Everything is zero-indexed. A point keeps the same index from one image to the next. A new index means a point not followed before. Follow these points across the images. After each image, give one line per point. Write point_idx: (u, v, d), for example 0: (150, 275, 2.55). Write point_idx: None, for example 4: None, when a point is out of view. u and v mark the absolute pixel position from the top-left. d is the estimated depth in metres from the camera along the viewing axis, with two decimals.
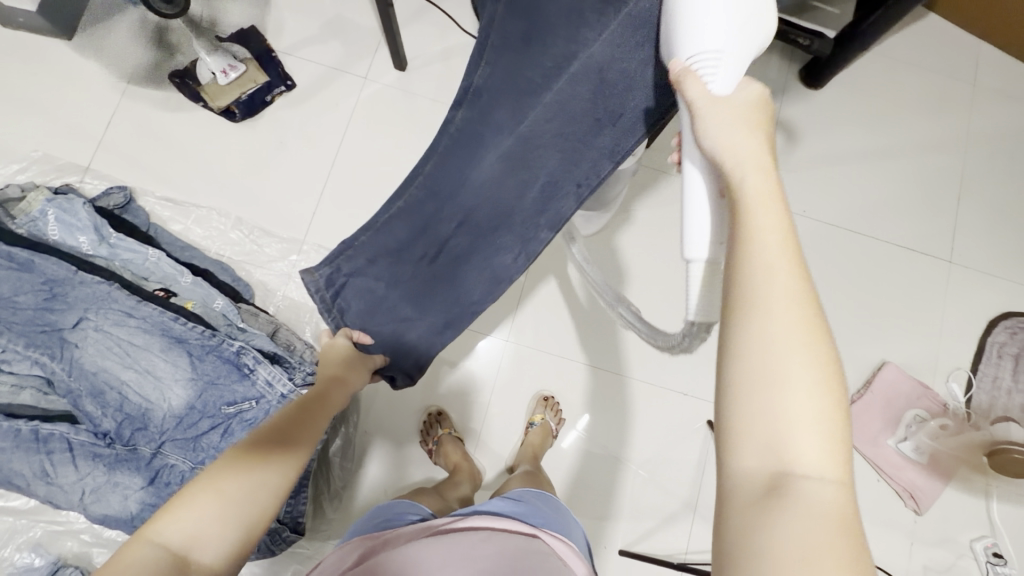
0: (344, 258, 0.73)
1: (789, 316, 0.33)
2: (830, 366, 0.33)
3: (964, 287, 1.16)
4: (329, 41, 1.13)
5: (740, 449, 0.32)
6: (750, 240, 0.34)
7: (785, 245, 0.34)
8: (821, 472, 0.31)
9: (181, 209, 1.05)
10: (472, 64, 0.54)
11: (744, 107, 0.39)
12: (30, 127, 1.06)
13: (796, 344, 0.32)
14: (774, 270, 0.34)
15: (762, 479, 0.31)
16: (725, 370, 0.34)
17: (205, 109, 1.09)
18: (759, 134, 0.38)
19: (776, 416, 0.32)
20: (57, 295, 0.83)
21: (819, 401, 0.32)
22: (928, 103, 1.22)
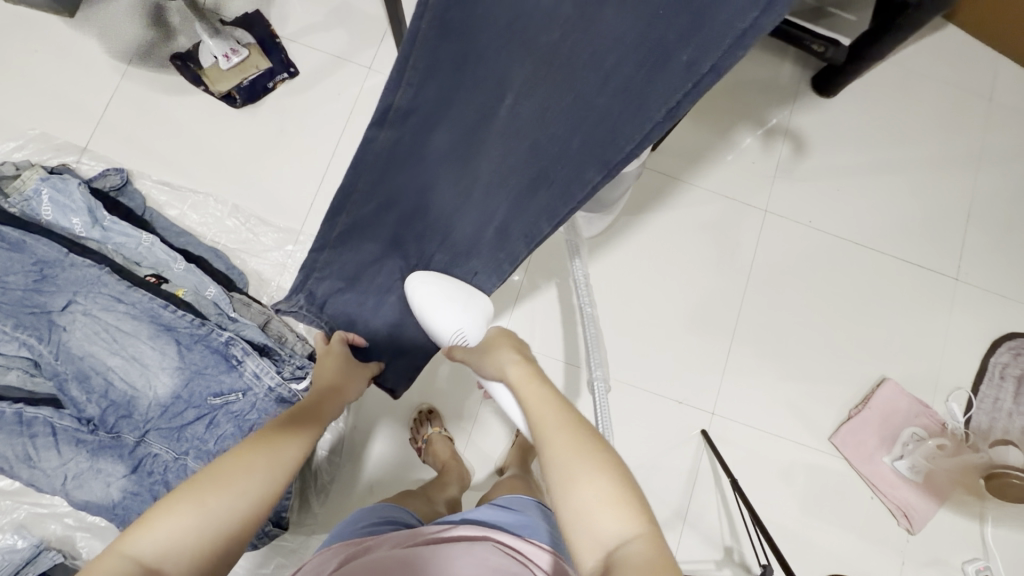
0: (311, 279, 0.68)
1: (565, 440, 0.51)
2: (609, 459, 0.49)
3: (969, 305, 1.14)
4: (333, 29, 1.11)
5: (570, 539, 0.46)
6: (527, 405, 0.57)
7: (551, 403, 0.56)
8: (629, 532, 0.44)
9: (178, 194, 1.04)
10: (390, 82, 0.47)
11: (495, 337, 0.70)
12: (28, 105, 1.04)
13: (571, 456, 0.49)
14: (553, 414, 0.54)
15: (596, 565, 0.44)
16: (551, 485, 0.49)
17: (206, 94, 1.07)
18: (513, 354, 0.65)
19: (587, 505, 0.46)
20: (47, 276, 0.82)
21: (611, 482, 0.47)
22: (941, 116, 1.19)
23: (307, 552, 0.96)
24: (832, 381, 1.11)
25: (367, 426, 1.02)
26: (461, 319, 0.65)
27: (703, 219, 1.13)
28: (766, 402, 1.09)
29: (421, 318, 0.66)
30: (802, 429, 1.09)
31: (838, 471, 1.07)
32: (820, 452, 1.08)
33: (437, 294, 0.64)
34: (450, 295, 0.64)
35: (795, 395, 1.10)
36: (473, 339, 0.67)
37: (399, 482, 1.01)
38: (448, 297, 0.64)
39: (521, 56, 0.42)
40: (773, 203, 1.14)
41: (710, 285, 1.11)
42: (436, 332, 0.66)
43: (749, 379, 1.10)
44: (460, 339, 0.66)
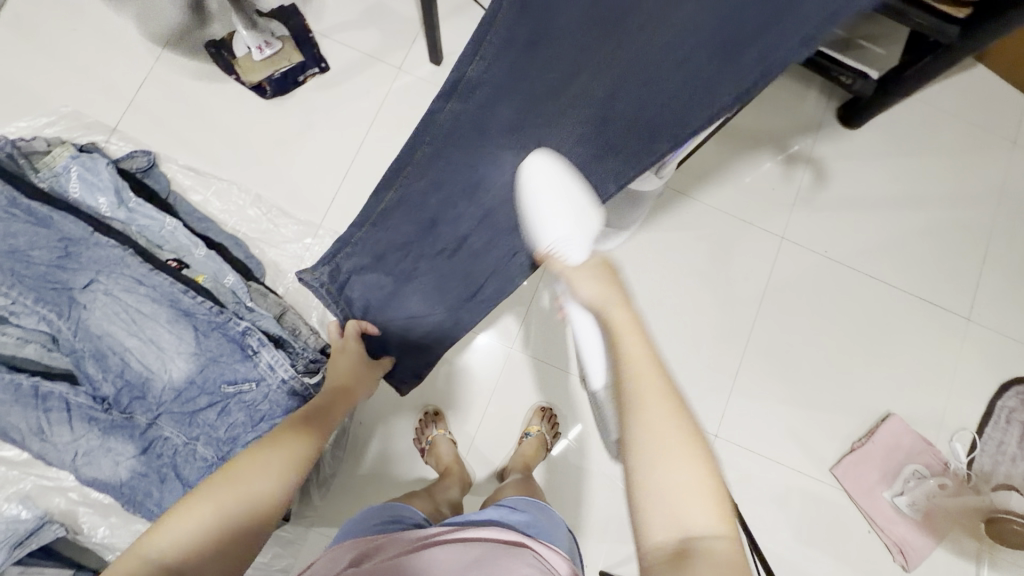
0: (341, 256, 0.72)
1: (667, 416, 0.47)
2: (696, 436, 0.47)
3: (979, 346, 1.14)
4: (367, 28, 1.13)
5: (652, 517, 0.45)
6: (624, 344, 0.50)
7: (653, 359, 0.49)
8: (711, 529, 0.44)
9: (202, 180, 1.05)
10: (465, 54, 0.47)
11: (594, 267, 0.56)
12: (63, 82, 1.06)
13: (675, 436, 0.46)
14: (651, 367, 0.48)
15: (667, 545, 0.43)
16: (630, 458, 0.47)
17: (237, 83, 1.09)
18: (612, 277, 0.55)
19: (671, 491, 0.45)
20: (72, 254, 0.83)
21: (698, 472, 0.45)
22: (964, 155, 1.19)
23: (305, 543, 0.97)
24: (837, 412, 1.11)
25: (371, 422, 1.03)
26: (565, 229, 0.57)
27: (719, 241, 1.13)
28: (769, 428, 1.09)
29: (529, 206, 0.58)
30: (804, 457, 1.09)
31: (837, 502, 1.07)
32: (820, 482, 1.08)
33: (541, 187, 0.57)
34: (558, 184, 0.56)
35: (799, 423, 1.10)
36: (577, 254, 0.56)
37: (402, 480, 1.02)
38: (564, 187, 0.57)
39: (586, 40, 0.44)
40: (791, 230, 1.15)
41: (721, 307, 1.12)
42: (540, 232, 0.58)
43: (754, 404, 1.10)
44: (562, 248, 0.57)
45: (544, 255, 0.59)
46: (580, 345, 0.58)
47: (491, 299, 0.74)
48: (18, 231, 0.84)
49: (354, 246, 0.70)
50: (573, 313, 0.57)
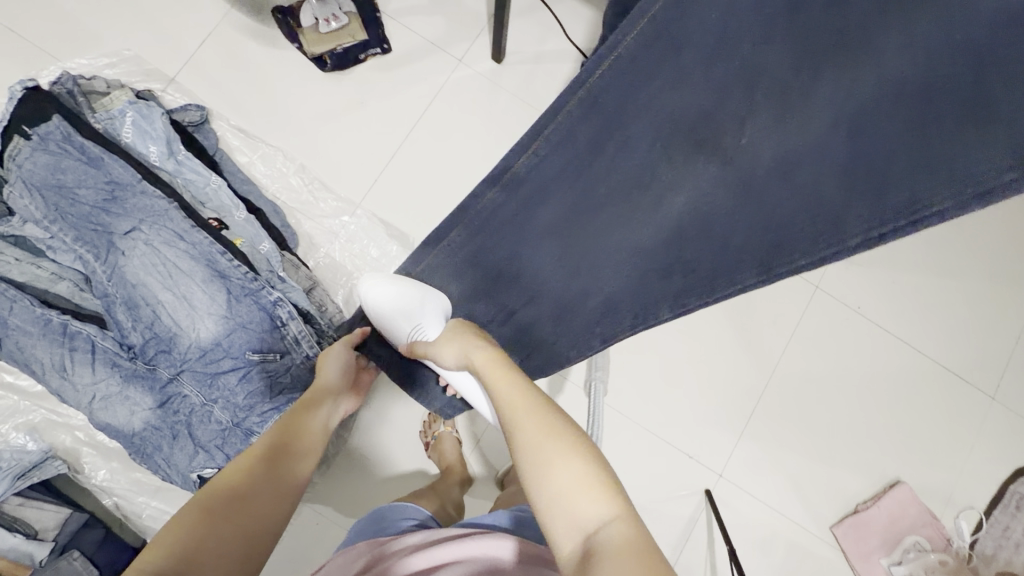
0: None
1: (536, 427, 0.52)
2: (573, 437, 0.51)
3: (998, 426, 1.12)
4: (433, 15, 1.12)
5: (552, 523, 0.47)
6: (493, 376, 0.59)
7: (520, 382, 0.57)
8: (608, 517, 0.46)
9: (250, 142, 1.05)
10: (518, 149, 0.68)
11: (455, 328, 0.67)
12: (127, 25, 1.06)
13: (550, 442, 0.51)
14: (519, 393, 0.56)
15: (573, 548, 0.45)
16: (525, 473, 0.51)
17: (298, 51, 1.08)
18: (470, 332, 0.66)
19: (562, 493, 0.48)
20: (116, 199, 0.83)
21: (580, 469, 0.49)
22: (1015, 232, 1.17)
23: (298, 518, 0.97)
24: (845, 471, 1.09)
25: (380, 410, 1.02)
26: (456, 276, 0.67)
27: (752, 281, 1.12)
28: (775, 475, 1.08)
29: (378, 321, 0.72)
30: (806, 511, 1.07)
31: (832, 561, 1.06)
32: (818, 538, 1.07)
33: (390, 293, 0.70)
34: (402, 293, 0.70)
35: (805, 476, 1.09)
36: (431, 331, 0.68)
37: (402, 470, 1.02)
38: (409, 292, 0.70)
39: (658, 148, 0.66)
40: (826, 281, 1.13)
41: (743, 347, 1.11)
42: (391, 334, 0.71)
43: (762, 449, 1.09)
44: (416, 334, 0.68)
45: (406, 351, 0.70)
46: (472, 400, 0.70)
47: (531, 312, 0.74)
48: (68, 168, 0.83)
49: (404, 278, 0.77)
50: (454, 375, 0.68)
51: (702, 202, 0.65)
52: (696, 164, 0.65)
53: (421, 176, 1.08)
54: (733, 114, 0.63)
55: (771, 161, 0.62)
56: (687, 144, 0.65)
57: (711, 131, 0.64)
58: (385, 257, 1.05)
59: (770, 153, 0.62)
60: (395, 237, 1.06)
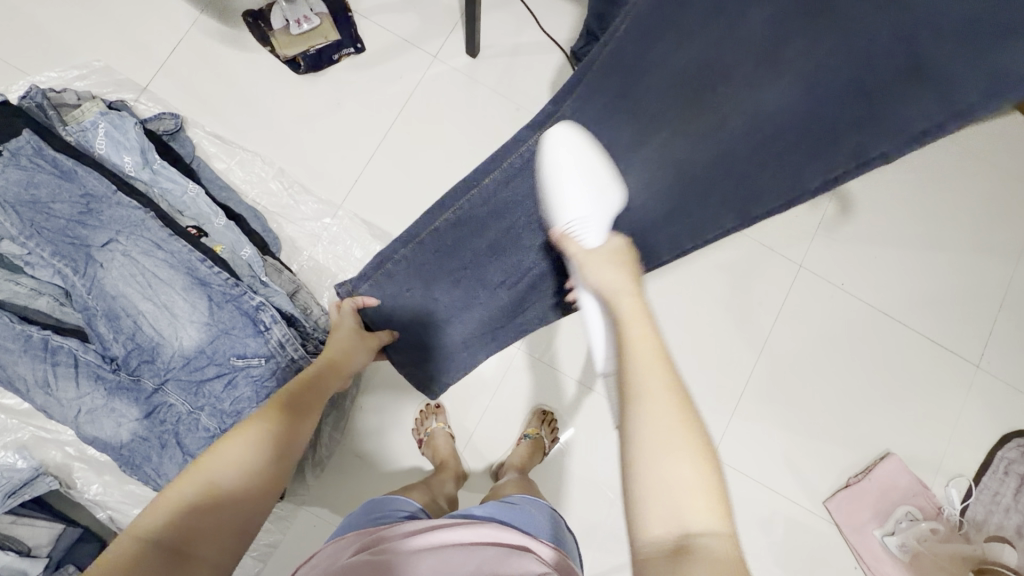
0: (382, 275, 0.76)
1: (669, 408, 0.44)
2: (700, 433, 0.44)
3: (984, 394, 1.14)
4: (406, 13, 1.12)
5: (646, 513, 0.42)
6: (627, 325, 0.50)
7: (657, 354, 0.47)
8: (712, 528, 0.40)
9: (227, 149, 1.05)
10: (543, 111, 0.52)
11: (612, 252, 0.57)
12: (97, 36, 1.05)
13: (670, 425, 0.44)
14: (655, 362, 0.46)
15: (666, 542, 0.40)
16: (633, 447, 0.44)
17: (271, 55, 1.08)
18: (619, 265, 0.56)
19: (666, 483, 0.42)
20: (92, 211, 0.82)
21: (697, 468, 0.42)
22: (993, 203, 1.18)
23: (295, 521, 0.98)
24: (836, 446, 1.11)
25: (371, 406, 1.03)
26: (586, 207, 0.55)
27: (736, 263, 1.13)
28: (767, 453, 1.09)
29: (545, 165, 0.53)
30: (799, 488, 1.09)
31: (827, 535, 1.07)
32: (812, 513, 1.08)
33: (585, 168, 0.53)
34: (591, 166, 0.53)
35: (796, 452, 1.10)
36: (594, 239, 0.56)
37: (396, 469, 1.02)
38: (579, 162, 0.53)
39: (676, 97, 0.46)
40: (809, 259, 1.14)
41: (729, 330, 1.11)
42: (555, 211, 0.56)
43: (754, 429, 1.10)
44: (579, 230, 0.56)
45: (557, 237, 0.58)
46: (590, 333, 0.57)
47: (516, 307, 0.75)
48: (41, 183, 0.82)
49: (394, 266, 0.73)
50: (583, 295, 0.57)
51: (659, 183, 0.53)
52: (692, 116, 0.45)
53: (401, 174, 1.08)
54: (782, 29, 0.37)
55: (741, 123, 0.43)
56: (693, 99, 0.45)
57: (717, 79, 0.42)
58: (369, 257, 1.05)
59: (764, 109, 0.41)
60: (378, 237, 1.06)
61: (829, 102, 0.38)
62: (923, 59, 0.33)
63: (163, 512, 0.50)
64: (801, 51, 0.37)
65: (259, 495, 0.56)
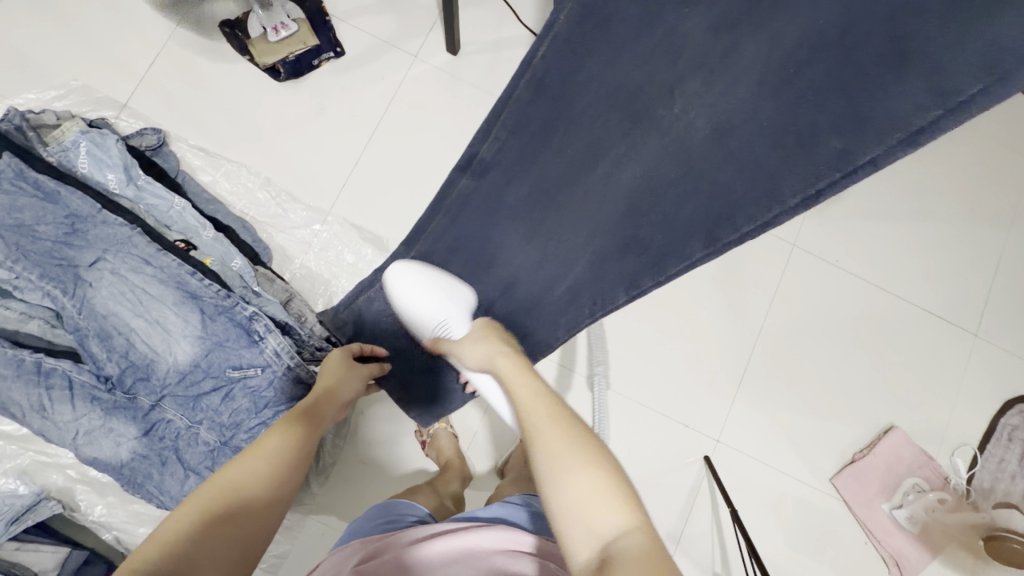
0: (369, 292, 0.79)
1: (557, 437, 0.51)
2: (601, 453, 0.50)
3: (983, 361, 1.14)
4: (384, 14, 1.11)
5: (565, 531, 0.47)
6: (517, 388, 0.57)
7: (536, 396, 0.56)
8: (626, 527, 0.45)
9: (212, 161, 1.04)
10: (479, 138, 0.67)
11: (481, 330, 0.67)
12: (73, 54, 1.04)
13: (567, 448, 0.50)
14: (544, 409, 0.54)
15: (592, 556, 0.45)
16: (543, 479, 0.49)
17: (250, 64, 1.07)
18: (490, 335, 0.66)
19: (579, 502, 0.47)
20: (78, 231, 0.81)
21: (598, 481, 0.48)
22: (983, 170, 1.18)
23: (302, 530, 0.97)
24: (839, 422, 1.11)
25: (374, 419, 1.02)
26: (444, 310, 0.68)
27: (729, 245, 1.12)
28: (772, 434, 1.09)
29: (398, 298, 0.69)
30: (805, 466, 1.09)
31: (836, 513, 1.07)
32: (819, 492, 1.08)
33: (422, 292, 0.68)
34: (437, 284, 0.69)
35: (801, 431, 1.10)
36: (455, 332, 0.67)
37: (401, 473, 1.01)
38: (433, 281, 0.69)
39: (607, 117, 0.62)
40: (802, 238, 1.14)
41: (726, 313, 1.11)
42: (412, 322, 0.70)
43: (757, 410, 1.10)
44: (442, 330, 0.68)
45: (431, 344, 0.70)
46: (496, 407, 0.67)
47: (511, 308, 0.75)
48: (25, 205, 0.81)
49: (383, 281, 0.77)
50: (475, 376, 0.67)
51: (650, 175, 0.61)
52: (631, 132, 0.62)
53: (389, 176, 1.07)
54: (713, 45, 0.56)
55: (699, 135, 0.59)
56: (620, 120, 0.62)
57: (644, 104, 0.60)
58: (362, 261, 1.04)
59: (704, 117, 0.58)
60: (369, 241, 1.05)
61: (786, 116, 0.54)
62: (907, 51, 0.48)
63: (166, 529, 0.50)
64: (679, 105, 0.59)
65: (259, 513, 0.55)
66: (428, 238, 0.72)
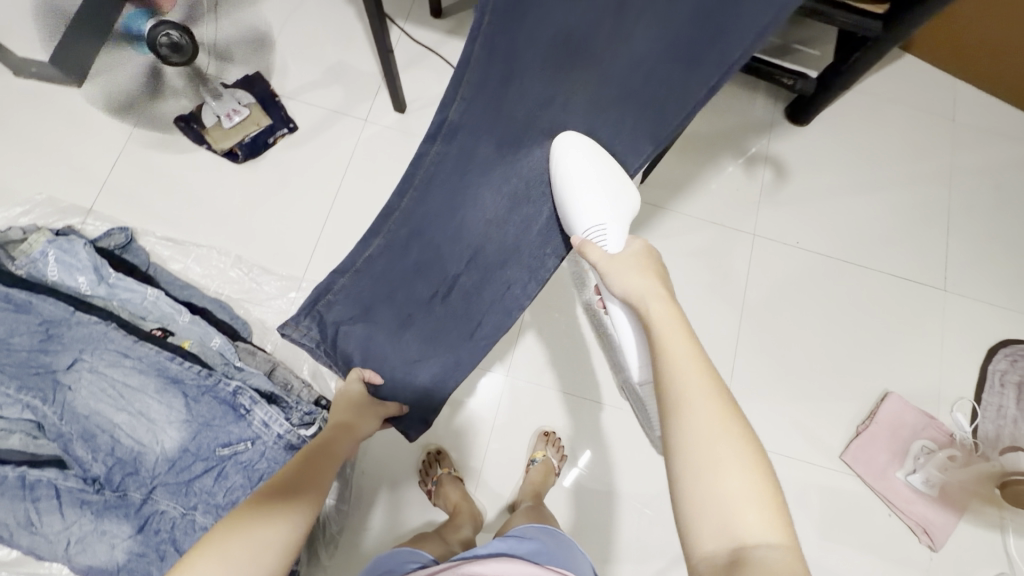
0: (323, 306, 0.73)
1: (713, 414, 0.45)
2: (751, 448, 0.44)
3: (959, 314, 1.17)
4: (330, 86, 1.17)
5: (699, 521, 0.43)
6: (665, 340, 0.50)
7: (694, 357, 0.49)
8: (768, 539, 0.41)
9: (181, 249, 1.06)
10: (448, 99, 0.60)
11: (637, 255, 0.60)
12: (35, 171, 1.07)
13: (720, 427, 0.44)
14: (693, 374, 0.47)
15: (720, 552, 0.41)
16: (678, 452, 0.45)
17: (209, 151, 1.11)
18: (657, 275, 0.58)
19: (721, 495, 0.42)
20: (53, 336, 0.82)
21: (749, 480, 0.43)
22: (913, 136, 1.26)
23: None
24: (837, 398, 1.11)
25: (394, 497, 1.00)
26: (605, 214, 0.63)
27: (694, 245, 1.16)
28: (774, 421, 1.09)
29: (562, 175, 0.64)
30: (813, 448, 1.08)
31: (854, 490, 1.06)
32: (834, 472, 1.07)
33: (597, 195, 0.63)
34: (611, 194, 0.64)
35: (802, 414, 1.10)
36: (613, 244, 0.62)
37: (411, 529, 0.99)
38: (598, 168, 0.63)
39: (545, 50, 0.53)
40: (761, 227, 1.18)
41: (705, 310, 1.13)
42: (577, 221, 0.65)
43: (755, 400, 1.10)
44: (597, 237, 0.63)
45: (578, 245, 0.63)
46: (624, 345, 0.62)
47: (490, 337, 0.77)
48: None
49: (336, 294, 0.73)
50: (612, 303, 0.62)
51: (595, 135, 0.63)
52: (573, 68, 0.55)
53: (356, 234, 1.10)
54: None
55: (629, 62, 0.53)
56: (563, 49, 0.53)
57: (581, 40, 0.51)
58: None
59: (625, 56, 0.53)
60: None
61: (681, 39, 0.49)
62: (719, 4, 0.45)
63: None
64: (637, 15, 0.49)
65: None
66: (378, 250, 0.71)
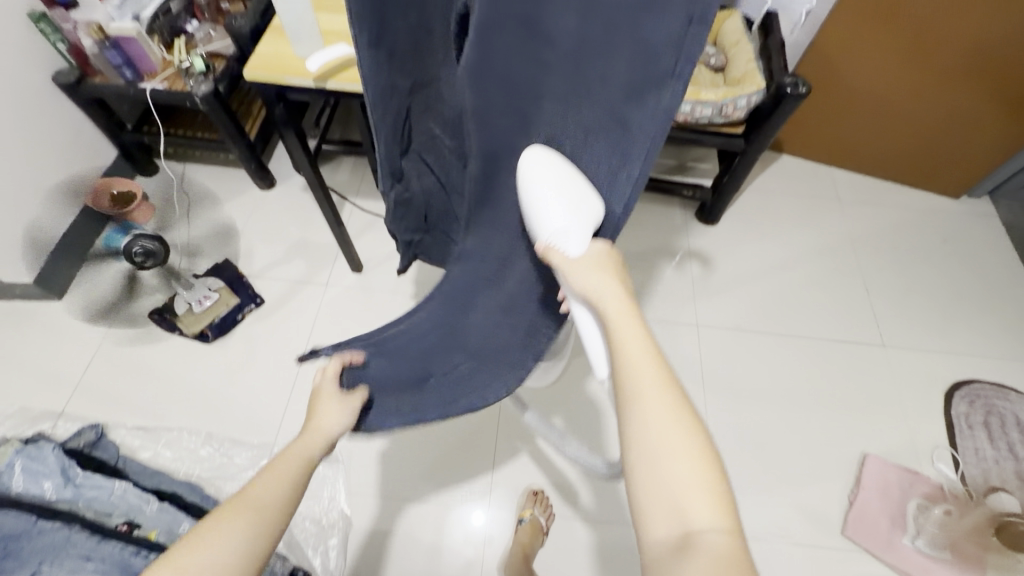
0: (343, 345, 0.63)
1: (664, 402, 0.41)
2: (704, 435, 0.40)
3: (906, 365, 1.23)
4: (293, 260, 1.30)
5: (641, 503, 0.39)
6: (614, 324, 0.44)
7: (644, 347, 0.43)
8: (715, 525, 0.37)
9: (152, 435, 1.08)
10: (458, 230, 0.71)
11: (599, 260, 0.47)
12: (10, 384, 1.12)
13: (663, 403, 0.41)
14: (648, 366, 0.42)
15: (671, 536, 0.37)
16: (625, 440, 0.41)
17: (180, 336, 1.19)
18: (617, 272, 0.47)
19: (671, 480, 0.39)
20: (7, 553, 0.75)
21: (701, 462, 0.39)
22: (810, 218, 1.44)
23: None
24: (821, 470, 1.11)
25: None
26: (564, 221, 0.45)
27: None
28: (767, 506, 1.07)
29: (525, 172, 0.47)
30: (815, 528, 1.05)
31: (870, 569, 1.01)
32: (842, 551, 1.03)
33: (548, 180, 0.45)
34: (561, 181, 0.45)
35: (792, 493, 1.09)
36: (574, 248, 0.46)
37: None
38: (565, 162, 0.46)
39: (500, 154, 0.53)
40: (702, 317, 1.28)
41: None
42: (536, 226, 0.47)
43: (742, 488, 1.09)
44: (558, 241, 0.46)
45: (542, 250, 0.48)
46: (582, 342, 0.48)
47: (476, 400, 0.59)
48: None
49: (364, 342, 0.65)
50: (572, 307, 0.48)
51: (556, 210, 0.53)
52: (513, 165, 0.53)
53: None
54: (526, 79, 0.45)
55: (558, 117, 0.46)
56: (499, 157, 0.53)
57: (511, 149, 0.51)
58: (314, 481, 1.06)
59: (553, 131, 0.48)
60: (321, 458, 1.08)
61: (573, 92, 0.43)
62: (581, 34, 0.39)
63: None
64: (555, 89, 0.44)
65: None
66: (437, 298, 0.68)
